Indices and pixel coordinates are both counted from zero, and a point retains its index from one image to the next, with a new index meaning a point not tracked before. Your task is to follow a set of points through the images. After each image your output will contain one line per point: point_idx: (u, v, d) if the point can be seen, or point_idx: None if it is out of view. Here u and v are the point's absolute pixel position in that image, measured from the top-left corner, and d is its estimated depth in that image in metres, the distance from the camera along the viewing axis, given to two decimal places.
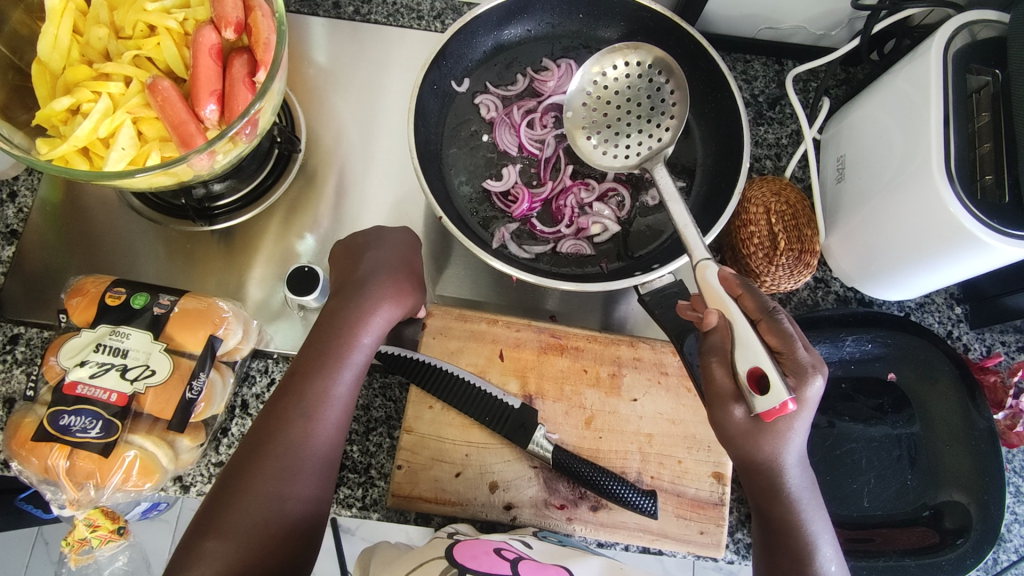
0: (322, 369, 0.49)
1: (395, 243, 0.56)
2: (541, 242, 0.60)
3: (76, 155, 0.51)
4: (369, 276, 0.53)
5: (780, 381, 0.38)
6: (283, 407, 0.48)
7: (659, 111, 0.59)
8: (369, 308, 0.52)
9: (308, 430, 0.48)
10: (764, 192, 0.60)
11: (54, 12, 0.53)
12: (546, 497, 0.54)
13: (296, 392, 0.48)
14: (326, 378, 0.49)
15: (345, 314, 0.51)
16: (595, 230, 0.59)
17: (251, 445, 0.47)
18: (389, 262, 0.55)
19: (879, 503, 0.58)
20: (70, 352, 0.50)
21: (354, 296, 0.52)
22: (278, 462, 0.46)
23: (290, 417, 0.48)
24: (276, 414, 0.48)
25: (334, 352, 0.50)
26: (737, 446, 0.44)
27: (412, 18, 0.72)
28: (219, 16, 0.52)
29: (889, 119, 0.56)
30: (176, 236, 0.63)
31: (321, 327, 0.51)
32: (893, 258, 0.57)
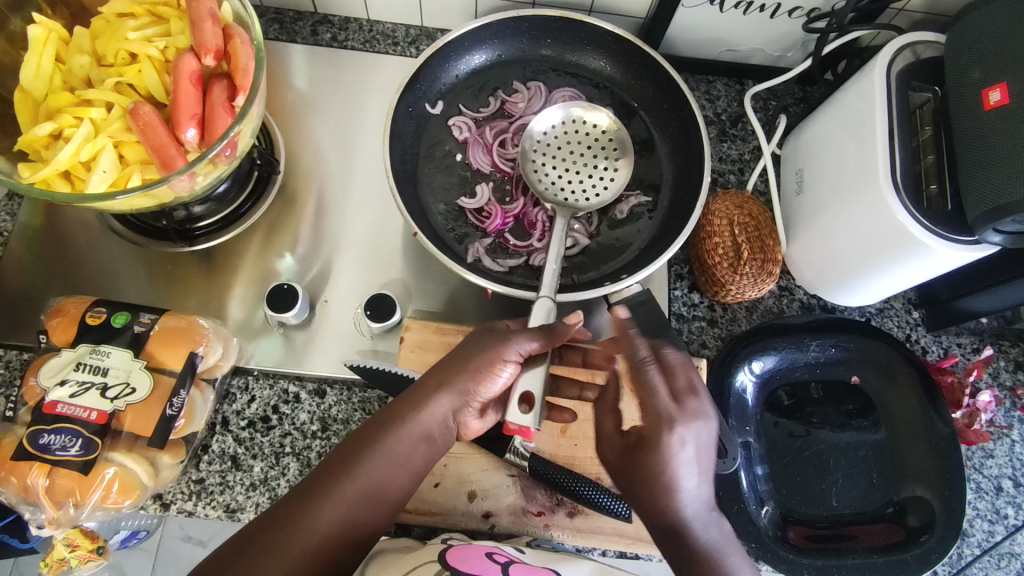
0: (385, 440, 0.45)
1: (477, 337, 0.50)
2: (514, 255, 0.62)
3: (58, 179, 0.52)
4: (457, 366, 0.48)
5: (532, 416, 0.48)
6: (339, 469, 0.44)
7: (605, 171, 0.64)
8: (440, 389, 0.47)
9: (369, 494, 0.44)
10: (728, 204, 0.63)
11: (37, 41, 0.54)
12: (524, 505, 0.55)
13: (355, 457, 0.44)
14: (391, 445, 0.45)
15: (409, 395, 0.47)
16: (566, 243, 0.62)
17: (318, 484, 0.44)
18: (466, 353, 0.49)
19: (847, 502, 0.60)
20: (51, 371, 0.51)
21: (435, 385, 0.48)
22: (330, 518, 0.42)
23: (345, 481, 0.43)
24: (332, 472, 0.44)
25: (397, 424, 0.46)
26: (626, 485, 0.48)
27: (387, 45, 0.74)
28: (198, 44, 0.53)
29: (839, 136, 0.60)
30: (157, 257, 0.64)
31: (429, 387, 0.48)
32: (851, 267, 0.60)
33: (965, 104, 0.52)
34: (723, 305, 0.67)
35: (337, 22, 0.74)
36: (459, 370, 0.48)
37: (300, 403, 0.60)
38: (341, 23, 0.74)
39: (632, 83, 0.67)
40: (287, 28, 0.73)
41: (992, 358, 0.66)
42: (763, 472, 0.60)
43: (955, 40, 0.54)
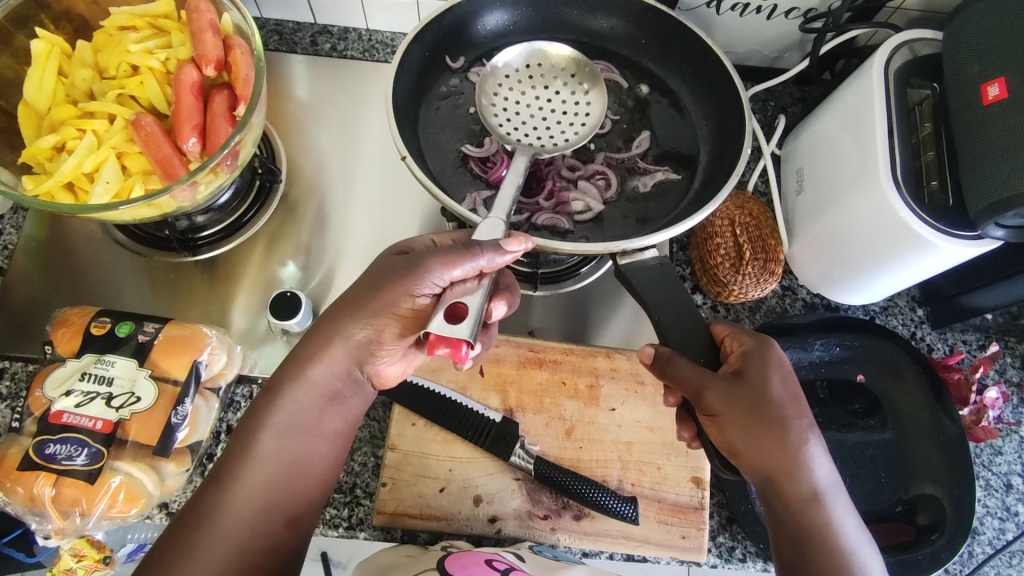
0: (272, 414, 0.46)
1: (376, 269, 0.48)
2: (519, 213, 0.62)
3: (61, 191, 0.52)
4: (341, 313, 0.47)
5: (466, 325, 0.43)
6: (237, 455, 0.45)
7: (574, 118, 0.65)
8: (322, 348, 0.47)
9: (279, 462, 0.45)
10: (729, 205, 0.63)
11: (40, 56, 0.55)
12: (530, 508, 0.55)
13: (251, 433, 0.45)
14: (283, 412, 0.46)
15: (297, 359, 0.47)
16: (576, 206, 0.62)
17: (218, 472, 0.45)
18: (359, 293, 0.48)
19: (855, 502, 0.59)
20: (56, 382, 0.51)
21: (316, 345, 0.47)
22: (246, 496, 0.44)
23: (245, 462, 0.45)
24: (232, 458, 0.45)
25: (289, 389, 0.46)
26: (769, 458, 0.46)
27: (386, 53, 0.75)
28: (199, 55, 0.54)
29: (838, 134, 0.60)
30: (160, 267, 0.64)
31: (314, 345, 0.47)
32: (854, 265, 0.59)
33: (964, 99, 0.52)
34: (726, 305, 0.67)
35: (336, 32, 0.75)
36: (342, 314, 0.47)
37: None
38: (341, 32, 0.75)
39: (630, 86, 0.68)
40: (287, 38, 0.74)
41: (998, 355, 0.65)
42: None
43: (951, 36, 0.54)
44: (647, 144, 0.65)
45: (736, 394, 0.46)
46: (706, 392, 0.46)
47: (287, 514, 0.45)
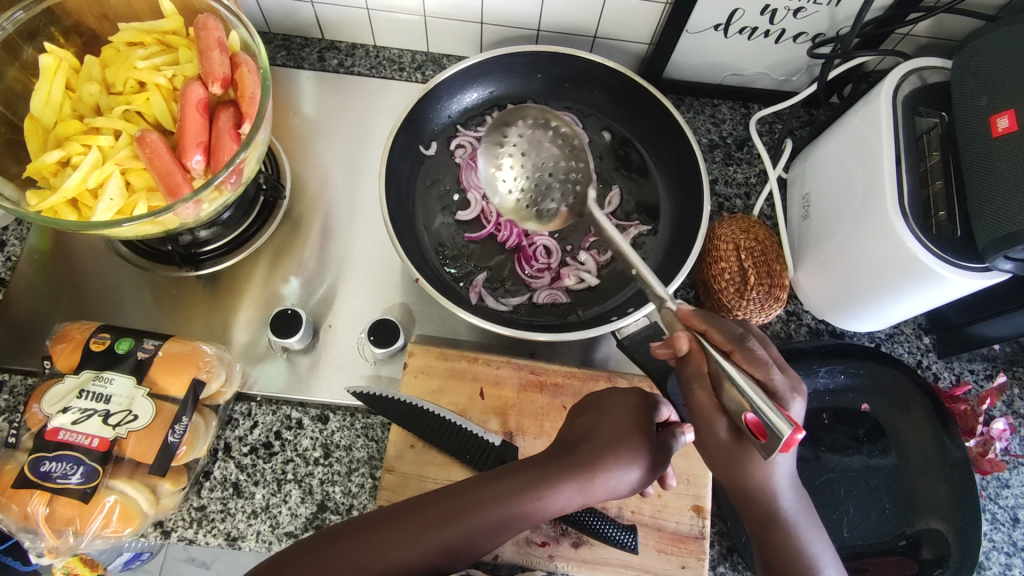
0: (503, 504, 0.41)
1: (618, 409, 0.46)
2: (516, 293, 0.61)
3: (65, 207, 0.52)
4: (622, 426, 0.44)
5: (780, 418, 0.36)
6: (437, 517, 0.41)
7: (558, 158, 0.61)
8: (597, 462, 0.42)
9: (477, 539, 0.41)
10: (734, 229, 0.63)
11: (48, 70, 0.55)
12: (528, 535, 0.54)
13: (460, 513, 0.41)
14: (513, 510, 0.41)
15: (573, 458, 0.43)
16: (570, 280, 0.62)
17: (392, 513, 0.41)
18: (602, 429, 0.44)
19: (859, 533, 0.58)
20: (54, 398, 0.51)
21: (582, 444, 0.44)
22: (418, 558, 0.40)
23: (444, 529, 0.40)
24: (417, 519, 0.41)
25: (532, 487, 0.41)
26: (723, 471, 0.42)
27: (393, 70, 0.75)
28: (206, 73, 0.54)
29: (846, 161, 0.59)
30: (163, 281, 0.64)
31: (588, 448, 0.43)
32: (860, 293, 0.59)
33: (973, 130, 0.51)
34: None
35: (343, 48, 0.75)
36: (599, 429, 0.45)
37: (302, 429, 0.59)
38: (348, 48, 0.75)
39: (632, 108, 0.67)
40: (294, 54, 0.74)
41: (1006, 386, 0.64)
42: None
43: (960, 66, 0.54)
44: (618, 200, 0.66)
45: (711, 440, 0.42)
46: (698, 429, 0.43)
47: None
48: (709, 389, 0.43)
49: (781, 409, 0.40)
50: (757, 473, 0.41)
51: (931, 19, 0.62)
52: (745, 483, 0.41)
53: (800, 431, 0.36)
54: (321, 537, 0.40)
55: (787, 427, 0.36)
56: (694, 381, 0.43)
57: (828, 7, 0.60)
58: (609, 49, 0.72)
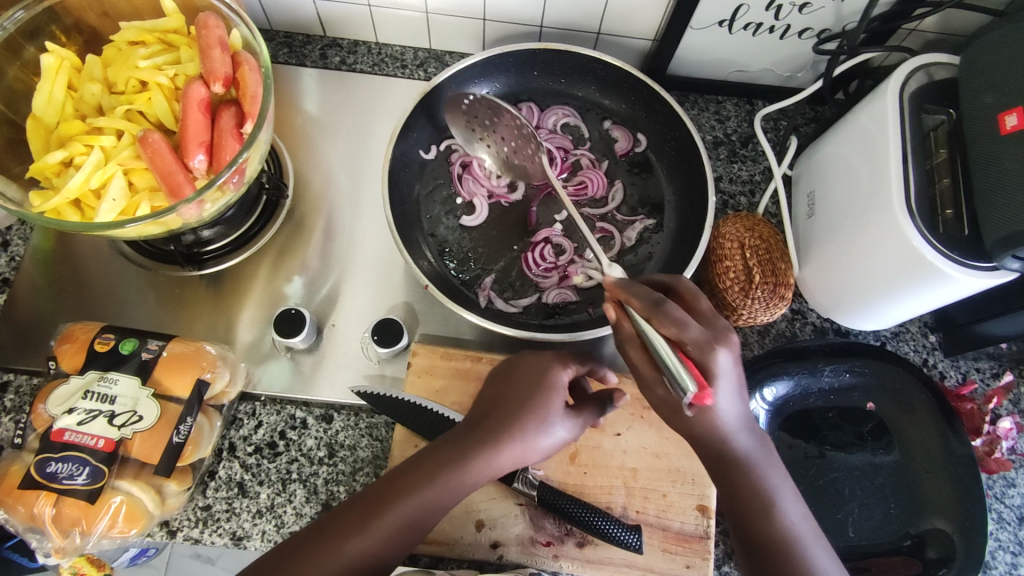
0: (421, 482, 0.43)
1: (531, 376, 0.49)
2: (525, 294, 0.60)
3: (68, 207, 0.52)
4: (526, 398, 0.47)
5: (685, 381, 0.41)
6: (361, 512, 0.42)
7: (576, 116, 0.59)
8: (507, 425, 0.45)
9: (419, 518, 0.42)
10: (738, 227, 0.63)
11: (50, 69, 0.55)
12: (532, 535, 0.54)
13: (385, 498, 0.42)
14: (438, 484, 0.43)
15: (483, 432, 0.45)
16: (579, 278, 0.61)
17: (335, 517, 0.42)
18: (518, 397, 0.47)
19: (864, 533, 0.58)
20: (58, 399, 0.50)
21: (492, 419, 0.46)
22: (354, 554, 0.40)
23: (372, 520, 0.41)
24: (348, 517, 0.42)
25: (455, 454, 0.44)
26: (675, 423, 0.45)
27: (396, 67, 0.75)
28: (208, 72, 0.54)
29: (852, 159, 0.59)
30: (166, 281, 0.64)
31: (498, 416, 0.46)
32: (866, 291, 0.58)
33: (981, 127, 0.51)
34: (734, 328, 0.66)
35: (346, 45, 0.75)
36: (505, 403, 0.47)
37: (307, 429, 0.59)
38: (350, 46, 0.75)
39: (635, 105, 0.67)
40: (297, 51, 0.74)
41: (1012, 384, 0.64)
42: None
43: (968, 63, 0.53)
44: (622, 195, 0.65)
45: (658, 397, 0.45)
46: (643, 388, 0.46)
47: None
48: (639, 346, 0.46)
49: (704, 360, 0.42)
50: (700, 421, 0.43)
51: (939, 15, 0.62)
52: (694, 432, 0.44)
53: (705, 389, 0.41)
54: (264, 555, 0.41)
55: (692, 386, 0.41)
56: (626, 341, 0.47)
57: (835, 3, 0.60)
58: (613, 46, 0.71)
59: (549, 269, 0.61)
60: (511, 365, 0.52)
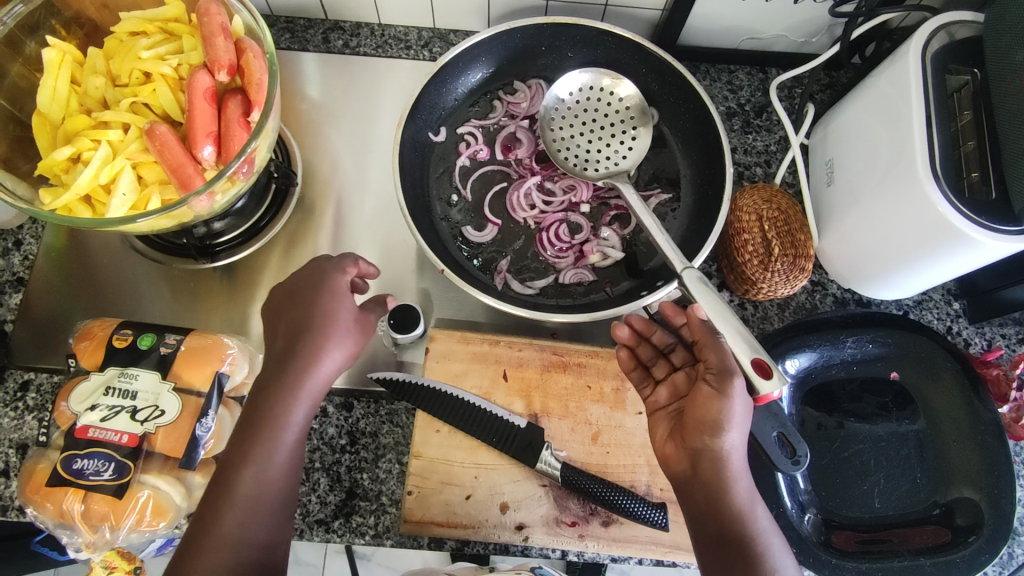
0: (254, 445, 0.46)
1: (296, 313, 0.50)
2: (542, 275, 0.60)
3: (78, 204, 0.52)
4: (306, 325, 0.49)
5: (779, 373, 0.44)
6: (217, 499, 0.45)
7: (622, 132, 0.63)
8: (296, 368, 0.48)
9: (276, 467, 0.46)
10: (755, 199, 0.62)
11: (53, 64, 0.54)
12: (557, 515, 0.54)
13: (231, 472, 0.45)
14: (272, 437, 0.46)
15: (282, 376, 0.48)
16: (595, 257, 0.60)
17: (208, 498, 0.45)
18: (290, 341, 0.49)
19: (890, 503, 0.58)
20: (81, 397, 0.51)
21: (286, 358, 0.49)
22: (230, 524, 0.44)
23: (226, 502, 0.45)
24: (210, 509, 0.45)
25: (290, 400, 0.47)
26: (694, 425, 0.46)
27: (400, 48, 0.73)
28: (212, 60, 0.53)
29: (875, 123, 0.57)
30: (180, 275, 0.64)
31: (269, 370, 0.49)
32: (889, 260, 0.57)
33: (1012, 86, 0.49)
34: (754, 303, 0.65)
35: (348, 28, 0.73)
36: (295, 336, 0.49)
37: (327, 418, 0.59)
38: (353, 28, 0.73)
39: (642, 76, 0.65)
40: (299, 36, 0.72)
41: None
42: (803, 479, 0.57)
43: (995, 20, 0.51)
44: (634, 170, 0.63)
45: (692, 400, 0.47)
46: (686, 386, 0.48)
47: (266, 553, 0.45)
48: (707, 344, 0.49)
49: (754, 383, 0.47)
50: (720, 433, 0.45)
51: None
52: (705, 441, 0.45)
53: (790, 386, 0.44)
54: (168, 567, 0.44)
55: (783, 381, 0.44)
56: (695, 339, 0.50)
57: None
58: (621, 17, 0.69)
59: (565, 249, 0.61)
60: (286, 294, 0.52)
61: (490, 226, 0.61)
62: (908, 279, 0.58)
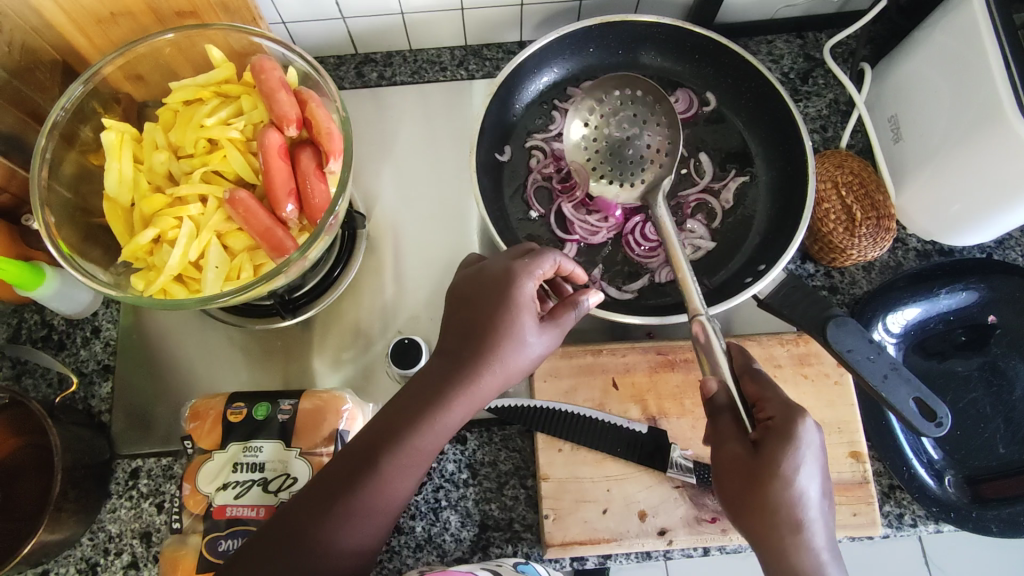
0: (403, 438, 0.43)
1: (477, 299, 0.46)
2: (636, 277, 0.59)
3: (173, 284, 0.51)
4: (487, 323, 0.45)
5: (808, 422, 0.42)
6: (347, 481, 0.43)
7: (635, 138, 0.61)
8: (471, 364, 0.45)
9: (409, 465, 0.44)
10: (827, 166, 0.62)
11: (114, 146, 0.53)
12: (696, 514, 0.54)
13: (364, 470, 0.43)
14: (418, 440, 0.44)
15: (452, 374, 0.45)
16: (686, 250, 0.60)
17: (339, 477, 0.43)
18: (470, 328, 0.46)
19: (1015, 448, 0.57)
20: (209, 477, 0.50)
21: (458, 354, 0.45)
22: (347, 514, 0.42)
23: (355, 489, 0.43)
24: (337, 488, 0.43)
25: (452, 395, 0.44)
26: (755, 511, 0.42)
27: (436, 71, 0.72)
28: (279, 116, 0.52)
29: (941, 77, 0.57)
30: (265, 336, 0.63)
31: (444, 360, 0.46)
32: (979, 207, 0.57)
33: None
34: (840, 269, 0.64)
35: (380, 59, 0.72)
36: (468, 331, 0.46)
37: (445, 455, 0.58)
38: (385, 58, 0.72)
39: (692, 63, 0.65)
40: (332, 75, 0.71)
41: None
42: (935, 449, 0.58)
43: None
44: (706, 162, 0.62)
45: (745, 474, 0.42)
46: (721, 460, 0.44)
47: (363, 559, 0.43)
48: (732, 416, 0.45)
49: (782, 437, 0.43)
50: (786, 516, 0.41)
51: None
52: (771, 522, 0.41)
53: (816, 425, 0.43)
54: (249, 548, 0.42)
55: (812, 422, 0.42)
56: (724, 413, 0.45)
57: None
58: (656, 6, 0.69)
59: (654, 248, 0.60)
60: (470, 278, 0.48)
61: (569, 244, 0.60)
62: (1008, 220, 0.57)
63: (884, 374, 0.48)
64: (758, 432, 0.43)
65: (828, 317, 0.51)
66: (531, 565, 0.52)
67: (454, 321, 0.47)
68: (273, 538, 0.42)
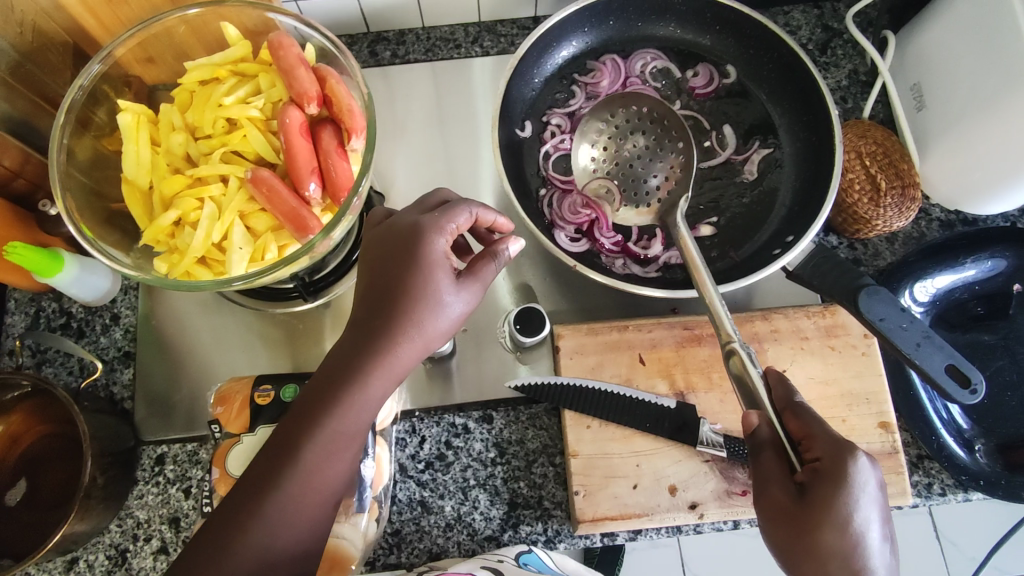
0: (323, 420, 0.41)
1: (384, 266, 0.44)
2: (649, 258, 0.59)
3: (197, 267, 0.50)
4: (397, 288, 0.43)
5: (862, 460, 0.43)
6: (271, 473, 0.41)
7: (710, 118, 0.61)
8: (387, 333, 0.43)
9: (334, 447, 0.41)
10: (850, 136, 0.61)
11: (130, 128, 0.52)
12: (727, 487, 0.54)
13: (284, 463, 0.41)
14: (337, 422, 0.41)
15: (369, 345, 0.42)
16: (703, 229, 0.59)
17: (263, 472, 0.41)
18: (380, 298, 0.44)
19: None
20: (238, 460, 0.50)
21: (370, 324, 0.43)
22: (274, 511, 0.40)
23: (279, 481, 0.40)
24: (261, 484, 0.41)
25: (370, 371, 0.42)
26: (806, 550, 0.41)
27: (449, 49, 0.71)
28: (298, 94, 0.51)
29: (966, 43, 0.56)
30: (286, 320, 0.63)
31: (356, 333, 0.43)
32: (1003, 175, 0.56)
33: None
34: (863, 241, 0.64)
35: (392, 37, 0.71)
36: (379, 300, 0.44)
37: (471, 434, 0.58)
38: (397, 37, 0.71)
39: (710, 36, 0.65)
40: None
41: None
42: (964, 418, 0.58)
43: None
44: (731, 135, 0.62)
45: (803, 512, 0.42)
46: (768, 498, 0.44)
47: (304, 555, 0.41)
48: (777, 453, 0.44)
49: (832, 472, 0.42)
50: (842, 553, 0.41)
51: None
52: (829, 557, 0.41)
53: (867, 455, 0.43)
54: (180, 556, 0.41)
55: (866, 458, 0.43)
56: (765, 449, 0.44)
57: None
58: None
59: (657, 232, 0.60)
60: (377, 243, 0.46)
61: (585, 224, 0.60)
62: None
63: (917, 342, 0.49)
64: (807, 473, 0.43)
65: (859, 287, 0.50)
66: (535, 554, 0.52)
67: (365, 294, 0.45)
68: (200, 547, 0.40)
